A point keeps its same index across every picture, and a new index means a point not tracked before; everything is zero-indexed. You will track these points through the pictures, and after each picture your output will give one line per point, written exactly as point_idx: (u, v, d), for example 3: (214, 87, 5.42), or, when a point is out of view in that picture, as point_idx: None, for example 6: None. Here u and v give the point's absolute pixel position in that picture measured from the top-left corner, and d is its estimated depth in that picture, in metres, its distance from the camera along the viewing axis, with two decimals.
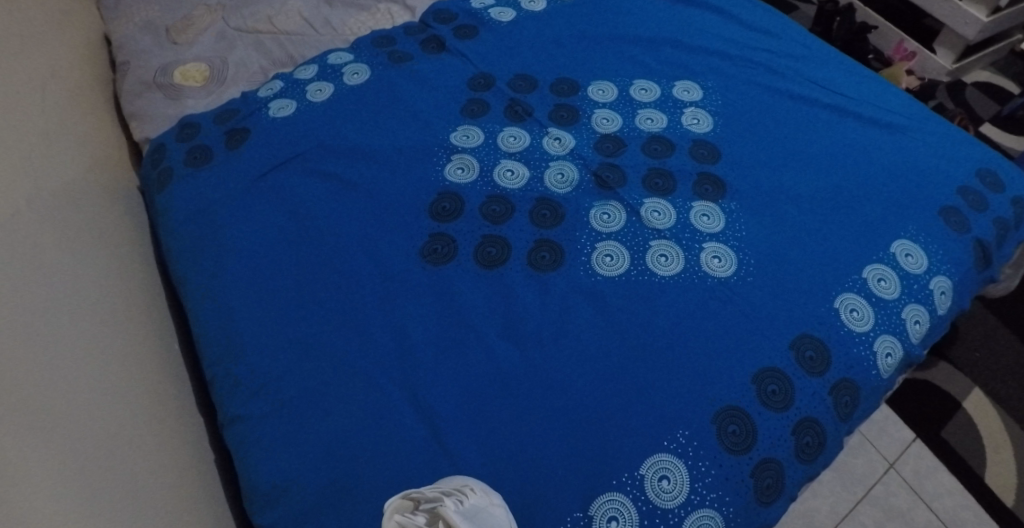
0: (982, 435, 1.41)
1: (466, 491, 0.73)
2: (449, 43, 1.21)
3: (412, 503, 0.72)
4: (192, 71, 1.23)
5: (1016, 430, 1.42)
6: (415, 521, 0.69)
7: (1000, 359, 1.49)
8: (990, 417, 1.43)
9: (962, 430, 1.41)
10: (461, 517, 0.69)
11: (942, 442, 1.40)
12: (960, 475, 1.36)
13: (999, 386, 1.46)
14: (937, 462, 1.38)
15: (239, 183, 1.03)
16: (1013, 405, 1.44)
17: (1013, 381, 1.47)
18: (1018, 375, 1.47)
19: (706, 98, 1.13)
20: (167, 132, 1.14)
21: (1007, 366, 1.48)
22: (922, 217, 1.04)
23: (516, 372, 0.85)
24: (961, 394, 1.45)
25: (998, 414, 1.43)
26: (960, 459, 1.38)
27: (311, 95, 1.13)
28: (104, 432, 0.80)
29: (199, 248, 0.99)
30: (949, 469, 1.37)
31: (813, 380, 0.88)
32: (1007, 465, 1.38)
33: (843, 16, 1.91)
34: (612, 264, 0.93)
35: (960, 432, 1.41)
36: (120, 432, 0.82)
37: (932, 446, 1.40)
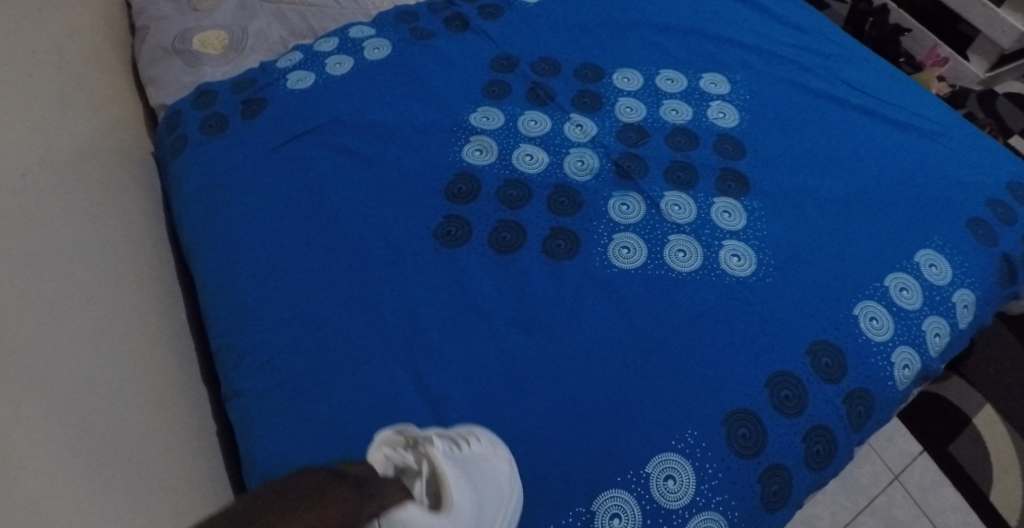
0: (991, 452, 1.38)
1: (463, 440, 0.69)
2: (473, 22, 1.19)
3: (401, 443, 0.64)
4: (211, 38, 1.21)
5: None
6: (404, 457, 0.62)
7: (1013, 376, 1.46)
8: (1001, 435, 1.40)
9: (971, 447, 1.39)
10: (451, 461, 0.63)
11: (950, 458, 1.37)
12: (965, 491, 1.34)
13: (1011, 403, 1.43)
14: (943, 477, 1.36)
15: (254, 153, 1.01)
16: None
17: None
18: None
19: (734, 92, 1.10)
20: (183, 98, 1.12)
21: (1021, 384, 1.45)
22: (948, 227, 1.01)
23: (523, 360, 0.84)
24: (971, 410, 1.42)
25: (1010, 432, 1.40)
26: (966, 475, 1.36)
27: (330, 68, 1.11)
28: (107, 397, 0.79)
29: (210, 218, 0.97)
30: (955, 485, 1.35)
31: (828, 387, 0.86)
32: (1014, 484, 1.35)
33: (876, 17, 1.86)
34: (629, 257, 0.91)
35: (968, 448, 1.39)
36: (123, 398, 0.81)
37: (939, 460, 1.37)
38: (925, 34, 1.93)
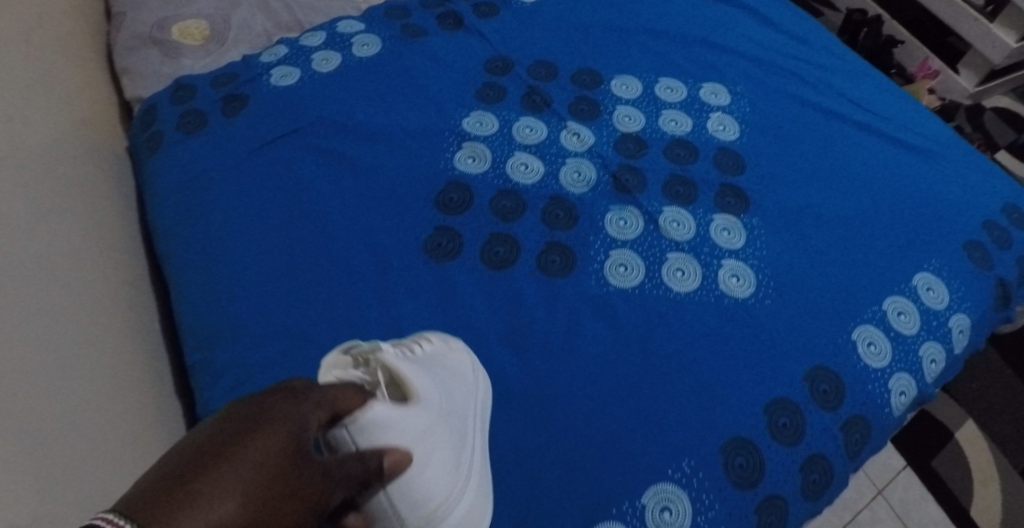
0: (972, 467, 1.38)
1: (417, 344, 0.74)
2: (467, 21, 1.15)
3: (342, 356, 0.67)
4: (191, 28, 1.16)
5: (1009, 467, 1.38)
6: (354, 373, 0.65)
7: (995, 391, 1.46)
8: (983, 451, 1.40)
9: (953, 461, 1.38)
10: (404, 360, 0.67)
11: (932, 472, 1.37)
12: (946, 506, 1.34)
13: (993, 419, 1.43)
14: (926, 493, 1.35)
15: (235, 153, 0.97)
16: (1008, 441, 1.41)
17: (1007, 414, 1.44)
18: (1013, 409, 1.44)
19: (734, 104, 1.08)
20: (160, 92, 1.07)
21: (1002, 399, 1.45)
22: (945, 251, 1.00)
23: (515, 382, 0.80)
24: (954, 424, 1.42)
25: (992, 449, 1.40)
26: (948, 490, 1.35)
27: (316, 64, 1.07)
28: (76, 418, 0.74)
29: (189, 222, 0.92)
30: (937, 501, 1.34)
31: (824, 415, 0.84)
32: (993, 499, 1.35)
33: (870, 27, 1.85)
34: (626, 275, 0.88)
35: (950, 462, 1.38)
36: (92, 417, 0.76)
37: (922, 476, 1.36)
38: (918, 47, 1.89)
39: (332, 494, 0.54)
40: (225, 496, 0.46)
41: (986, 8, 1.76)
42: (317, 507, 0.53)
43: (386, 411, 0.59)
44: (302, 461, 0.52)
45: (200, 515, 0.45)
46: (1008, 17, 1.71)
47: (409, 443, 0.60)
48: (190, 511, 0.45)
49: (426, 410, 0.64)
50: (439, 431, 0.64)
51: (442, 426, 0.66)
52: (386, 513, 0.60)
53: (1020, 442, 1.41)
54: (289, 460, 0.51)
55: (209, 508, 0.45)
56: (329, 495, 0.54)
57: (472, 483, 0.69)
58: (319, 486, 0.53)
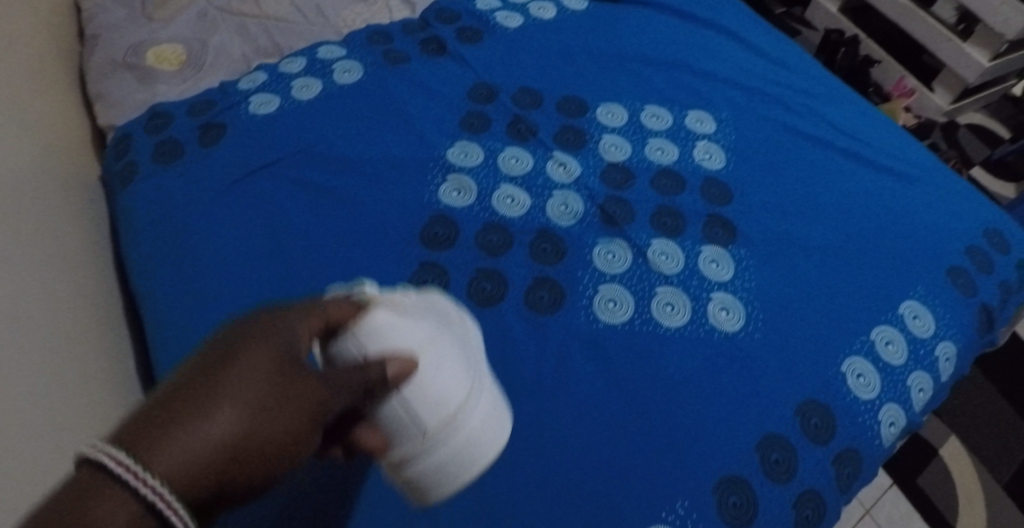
0: (957, 483, 1.38)
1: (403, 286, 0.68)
2: (450, 46, 1.13)
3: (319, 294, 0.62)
4: (167, 53, 1.14)
5: (993, 483, 1.39)
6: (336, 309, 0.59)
7: (977, 407, 1.47)
8: (967, 467, 1.40)
9: (939, 479, 1.38)
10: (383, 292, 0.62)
11: (918, 490, 1.37)
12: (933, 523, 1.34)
13: (976, 436, 1.44)
14: (913, 510, 1.35)
15: (215, 188, 0.95)
16: (991, 457, 1.42)
17: (989, 431, 1.45)
18: (995, 425, 1.45)
19: (720, 131, 1.07)
20: (135, 120, 1.04)
21: (984, 416, 1.46)
22: (930, 278, 0.99)
23: (505, 424, 0.80)
24: (938, 441, 1.42)
25: (976, 465, 1.41)
26: (933, 507, 1.35)
27: (296, 91, 1.04)
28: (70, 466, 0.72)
29: (167, 260, 0.90)
30: (924, 518, 1.34)
31: (816, 449, 0.84)
32: (978, 516, 1.36)
33: (848, 47, 1.88)
34: (615, 311, 0.87)
35: (935, 479, 1.38)
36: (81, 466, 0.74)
37: (909, 493, 1.37)
38: (893, 65, 1.89)
39: (336, 398, 0.51)
40: (217, 409, 0.45)
41: (957, 26, 1.77)
42: (321, 410, 0.50)
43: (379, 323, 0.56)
44: (297, 367, 0.50)
45: (194, 432, 0.44)
46: (981, 37, 1.71)
47: (410, 351, 0.56)
48: (182, 427, 0.44)
49: (424, 318, 0.59)
50: (445, 336, 0.59)
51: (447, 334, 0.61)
52: (404, 421, 0.55)
53: (1002, 457, 1.42)
54: (283, 367, 0.49)
55: (202, 424, 0.44)
56: (334, 397, 0.51)
57: (492, 394, 0.63)
58: (321, 389, 0.50)
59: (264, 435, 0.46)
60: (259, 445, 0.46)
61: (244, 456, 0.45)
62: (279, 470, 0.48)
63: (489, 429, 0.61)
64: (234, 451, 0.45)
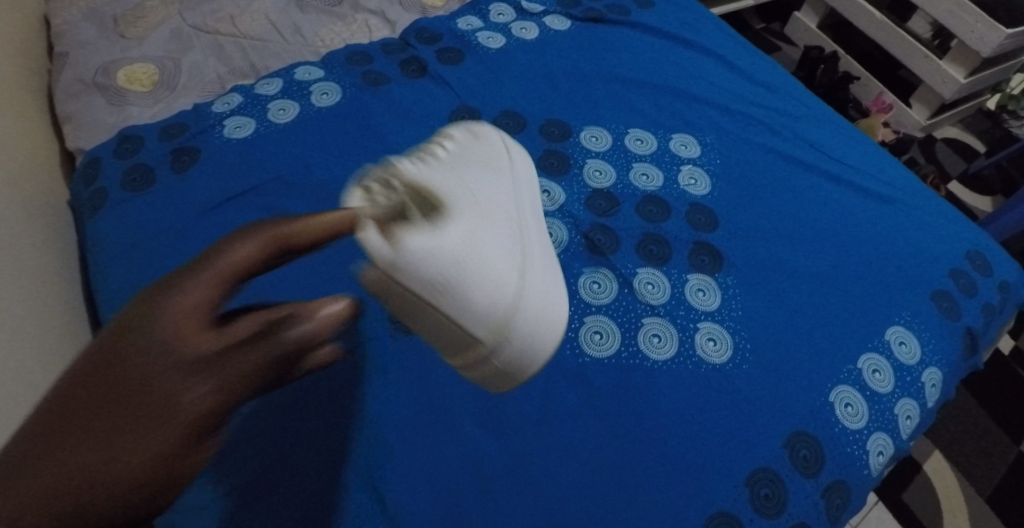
0: (941, 498, 1.32)
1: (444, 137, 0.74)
2: (431, 67, 1.11)
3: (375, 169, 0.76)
4: (139, 73, 1.10)
5: (978, 497, 1.33)
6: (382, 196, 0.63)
7: (959, 420, 1.41)
8: (953, 484, 1.34)
9: (922, 492, 1.32)
10: (424, 167, 0.65)
11: (902, 505, 1.31)
12: None
13: (958, 449, 1.38)
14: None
15: (190, 217, 0.92)
16: (977, 474, 1.36)
17: (971, 445, 1.39)
18: (977, 438, 1.40)
19: (704, 155, 1.07)
20: (104, 144, 1.01)
21: (967, 429, 1.41)
22: (916, 303, 0.98)
23: (490, 464, 0.79)
24: (920, 455, 1.36)
25: (962, 483, 1.34)
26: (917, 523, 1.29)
27: (273, 114, 1.02)
28: None
29: (140, 293, 0.87)
30: None
31: (806, 482, 0.83)
32: None
33: (827, 63, 1.85)
34: (602, 343, 0.86)
35: (919, 493, 1.32)
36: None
37: (893, 510, 1.30)
38: (871, 81, 1.89)
39: (211, 404, 0.55)
40: (78, 445, 0.53)
41: (932, 41, 1.77)
42: (201, 423, 0.55)
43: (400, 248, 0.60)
44: (167, 385, 0.54)
45: (43, 471, 0.52)
46: (956, 53, 1.70)
47: (449, 266, 0.61)
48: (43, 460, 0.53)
49: (460, 220, 0.63)
50: (481, 241, 0.63)
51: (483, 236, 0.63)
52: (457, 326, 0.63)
53: (987, 473, 1.36)
54: (144, 384, 0.54)
55: (58, 456, 0.53)
56: (210, 395, 0.54)
57: (542, 252, 0.72)
58: (184, 393, 0.54)
59: (115, 458, 0.53)
60: (121, 469, 0.53)
61: (94, 481, 0.52)
62: (174, 477, 0.54)
63: (551, 302, 0.68)
64: (93, 481, 0.52)
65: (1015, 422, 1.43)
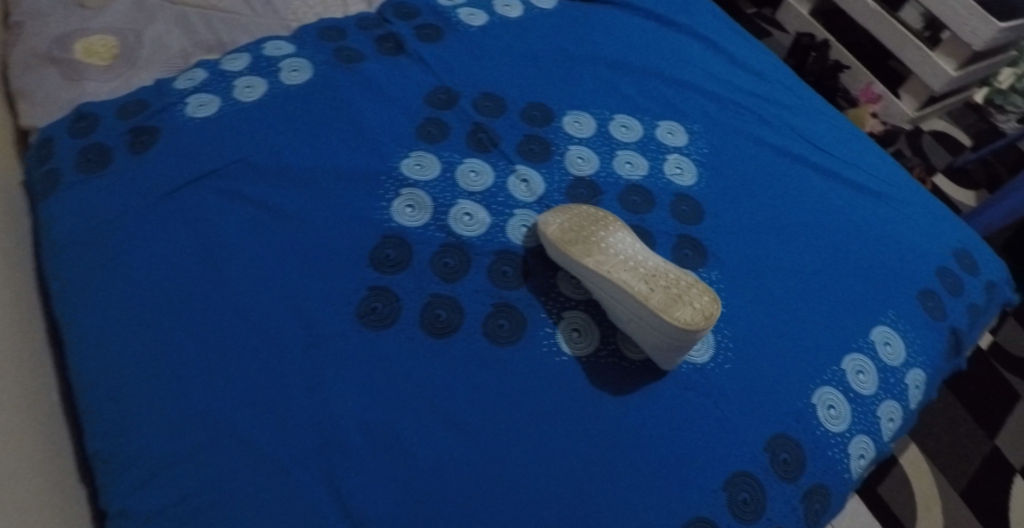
0: (915, 491, 1.28)
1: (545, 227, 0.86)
2: (408, 44, 1.06)
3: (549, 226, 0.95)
4: (97, 45, 1.04)
5: (951, 489, 1.29)
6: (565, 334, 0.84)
7: (936, 412, 1.37)
8: (928, 477, 1.29)
9: (898, 485, 1.28)
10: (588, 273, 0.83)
11: (878, 498, 1.26)
12: None
13: (934, 443, 1.33)
14: (873, 521, 1.23)
15: (146, 200, 0.87)
16: (953, 467, 1.31)
17: (947, 437, 1.34)
18: (952, 431, 1.35)
19: (691, 144, 1.03)
20: (59, 121, 0.95)
21: (942, 421, 1.36)
22: (902, 302, 0.96)
23: (459, 465, 0.76)
24: (897, 448, 1.31)
25: (938, 476, 1.30)
26: (893, 516, 1.24)
27: (239, 92, 0.97)
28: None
29: (95, 283, 0.83)
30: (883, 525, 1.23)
31: (785, 486, 0.81)
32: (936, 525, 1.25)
33: (818, 51, 1.81)
34: (579, 340, 0.84)
35: (894, 487, 1.27)
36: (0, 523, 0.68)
37: (869, 503, 1.25)
38: (862, 72, 1.84)
39: None
40: None
41: (923, 32, 1.73)
42: None
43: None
44: None
45: None
46: (948, 46, 1.67)
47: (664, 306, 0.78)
48: None
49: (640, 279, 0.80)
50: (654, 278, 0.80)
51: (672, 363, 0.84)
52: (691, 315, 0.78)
53: (961, 466, 1.31)
54: None
55: None
56: None
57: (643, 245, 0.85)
58: None
59: None
60: None
61: None
62: None
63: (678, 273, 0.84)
64: None
65: (993, 416, 1.39)
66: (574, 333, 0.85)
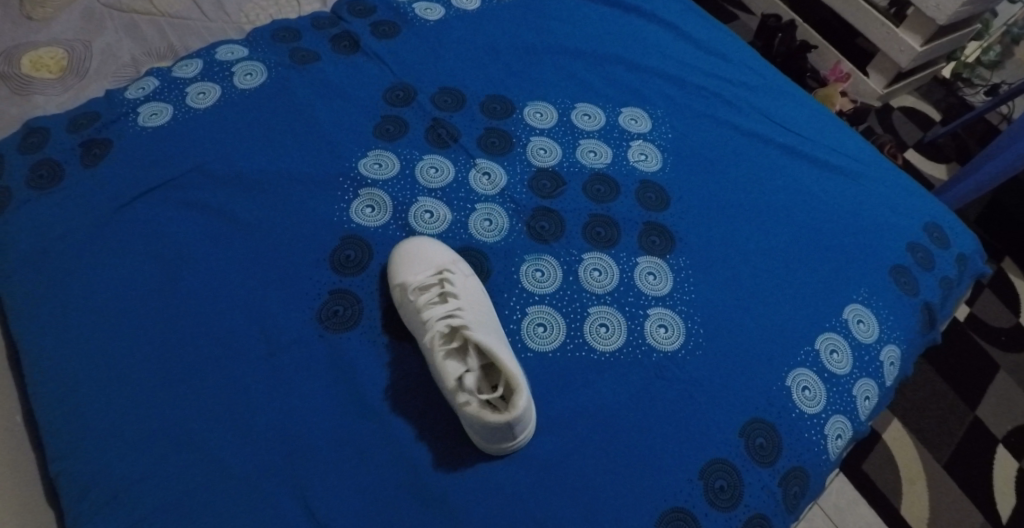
0: (899, 466, 1.27)
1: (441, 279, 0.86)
2: (364, 42, 1.04)
3: (407, 241, 0.85)
4: (45, 58, 1.01)
5: (935, 462, 1.29)
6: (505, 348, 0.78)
7: (917, 387, 1.37)
8: (912, 452, 1.29)
9: (882, 461, 1.27)
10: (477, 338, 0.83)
11: (862, 475, 1.26)
12: (877, 507, 1.23)
13: (916, 418, 1.33)
14: (858, 498, 1.23)
15: (100, 214, 0.85)
16: (936, 441, 1.31)
17: (929, 412, 1.34)
18: (934, 405, 1.35)
19: (655, 130, 1.02)
20: (8, 137, 0.92)
21: (924, 396, 1.36)
22: (873, 279, 0.95)
23: (432, 468, 0.75)
24: (879, 425, 1.31)
25: (921, 450, 1.30)
26: (878, 493, 1.24)
27: (191, 99, 0.94)
28: None
29: (48, 301, 0.80)
30: (868, 502, 1.23)
31: (762, 471, 0.80)
32: (921, 499, 1.25)
33: (784, 32, 1.78)
34: (546, 336, 0.83)
35: (878, 463, 1.27)
36: None
37: (854, 481, 1.25)
38: (829, 51, 1.83)
39: None
40: None
41: (889, 9, 1.72)
42: None
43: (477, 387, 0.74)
44: None
45: None
46: (913, 21, 1.66)
47: None
48: None
49: None
50: None
51: (519, 394, 0.72)
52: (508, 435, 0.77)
53: (943, 440, 1.31)
54: None
55: None
56: None
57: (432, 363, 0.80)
58: None
59: None
60: None
61: None
62: None
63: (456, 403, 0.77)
64: None
65: (973, 388, 1.39)
66: (539, 328, 0.83)
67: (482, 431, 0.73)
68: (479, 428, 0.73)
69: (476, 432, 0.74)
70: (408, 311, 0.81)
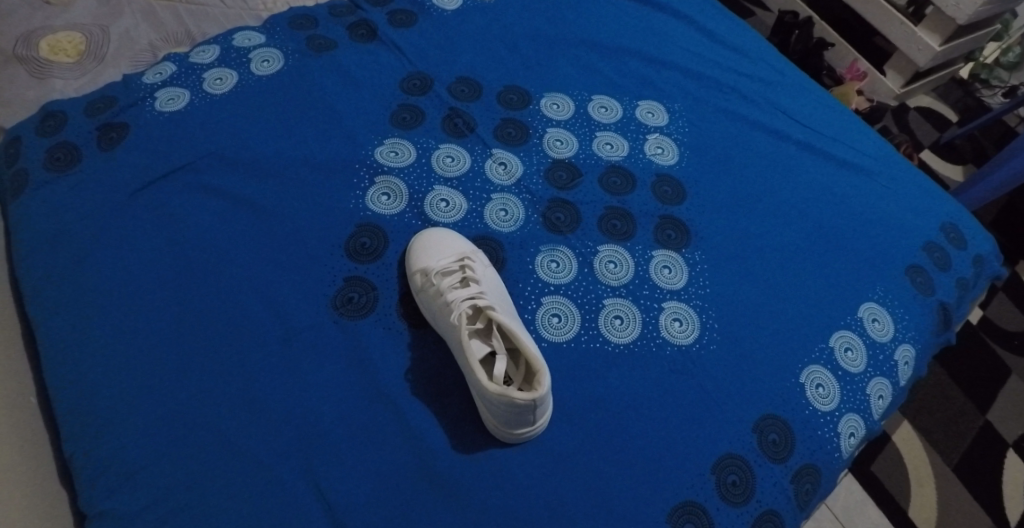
0: (909, 468, 1.27)
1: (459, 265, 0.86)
2: (381, 30, 1.03)
3: (426, 232, 0.85)
4: (63, 42, 1.01)
5: (945, 465, 1.28)
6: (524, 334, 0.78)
7: (929, 390, 1.36)
8: (922, 454, 1.28)
9: (891, 463, 1.27)
10: None
11: (871, 476, 1.25)
12: (886, 508, 1.22)
13: (926, 420, 1.32)
14: (867, 499, 1.23)
15: (117, 198, 0.85)
16: (946, 443, 1.30)
17: (940, 414, 1.33)
18: (946, 408, 1.34)
19: (673, 124, 1.01)
20: (26, 120, 0.92)
21: (935, 398, 1.35)
22: (890, 277, 0.94)
23: (445, 457, 0.75)
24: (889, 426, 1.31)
25: (932, 453, 1.29)
26: (887, 494, 1.24)
27: (209, 84, 0.94)
28: None
29: (63, 283, 0.80)
30: (877, 504, 1.23)
31: (774, 467, 0.80)
32: (930, 501, 1.24)
33: (802, 29, 1.76)
34: (560, 327, 0.83)
35: (888, 465, 1.26)
36: None
37: (863, 482, 1.24)
38: (847, 49, 1.81)
39: None
40: None
41: (908, 8, 1.69)
42: None
43: (501, 368, 0.73)
44: None
45: None
46: (932, 21, 1.64)
47: None
48: None
49: None
50: None
51: (542, 375, 0.72)
52: None
53: (954, 443, 1.30)
54: None
55: None
56: None
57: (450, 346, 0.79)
58: None
59: None
60: None
61: None
62: None
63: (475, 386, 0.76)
64: None
65: (985, 391, 1.38)
66: (554, 319, 0.83)
67: (505, 411, 0.72)
68: (503, 409, 0.72)
69: (498, 413, 0.73)
70: (429, 296, 0.80)
